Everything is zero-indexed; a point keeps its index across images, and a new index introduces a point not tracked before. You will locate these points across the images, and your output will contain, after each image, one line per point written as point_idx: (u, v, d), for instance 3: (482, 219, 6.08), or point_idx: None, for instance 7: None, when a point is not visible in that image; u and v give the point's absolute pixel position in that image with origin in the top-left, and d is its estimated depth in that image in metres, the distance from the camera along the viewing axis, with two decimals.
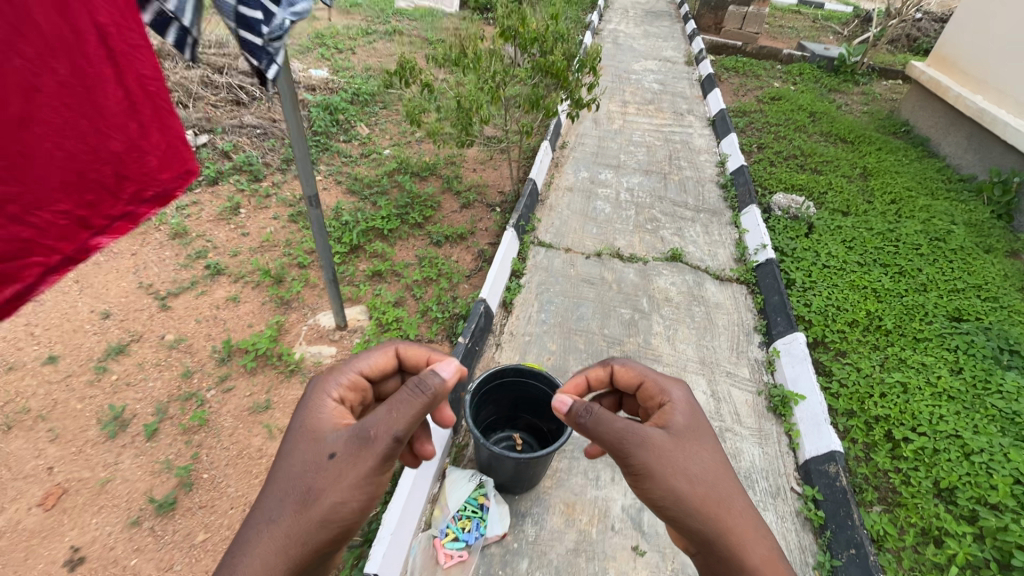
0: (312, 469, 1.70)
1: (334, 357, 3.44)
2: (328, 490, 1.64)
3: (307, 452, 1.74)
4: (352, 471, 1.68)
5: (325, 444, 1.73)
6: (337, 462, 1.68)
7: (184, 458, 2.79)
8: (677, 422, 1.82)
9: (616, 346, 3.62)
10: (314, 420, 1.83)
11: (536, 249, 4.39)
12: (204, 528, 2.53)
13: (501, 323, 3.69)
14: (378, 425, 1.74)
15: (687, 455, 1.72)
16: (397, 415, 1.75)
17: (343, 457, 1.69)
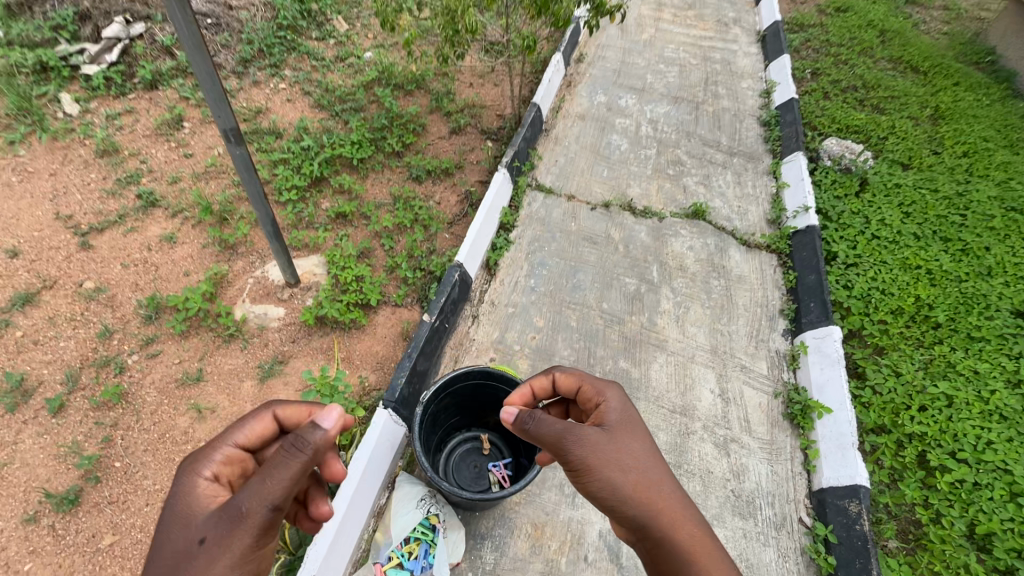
0: (178, 552, 1.20)
1: (281, 320, 2.93)
2: (197, 572, 1.14)
3: (175, 541, 1.23)
4: (222, 546, 1.16)
5: (192, 526, 1.23)
6: (208, 540, 1.18)
7: (94, 441, 2.39)
8: (611, 416, 1.67)
9: (615, 325, 3.07)
10: (183, 506, 1.31)
11: (532, 195, 3.68)
12: (111, 529, 2.19)
13: (482, 289, 3.12)
14: (257, 487, 1.23)
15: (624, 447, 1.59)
16: (264, 477, 1.23)
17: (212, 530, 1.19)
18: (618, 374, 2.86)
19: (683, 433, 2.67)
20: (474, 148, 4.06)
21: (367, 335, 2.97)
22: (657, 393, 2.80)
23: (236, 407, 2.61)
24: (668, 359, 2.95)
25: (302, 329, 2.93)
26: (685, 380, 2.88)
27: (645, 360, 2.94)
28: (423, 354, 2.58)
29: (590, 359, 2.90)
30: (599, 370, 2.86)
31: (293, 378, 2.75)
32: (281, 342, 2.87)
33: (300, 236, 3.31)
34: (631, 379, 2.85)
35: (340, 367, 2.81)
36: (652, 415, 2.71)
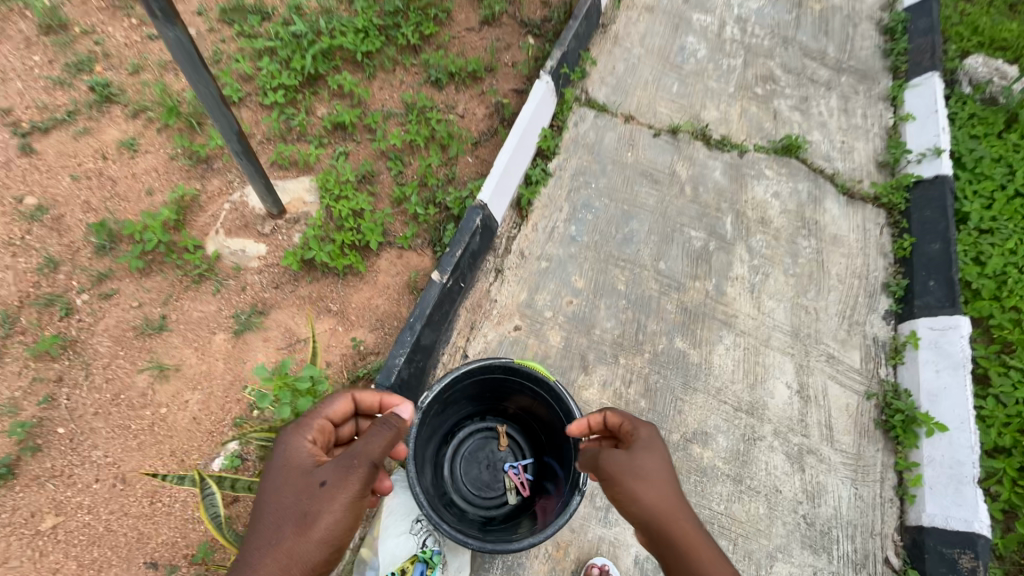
0: (295, 500, 1.39)
1: (261, 259, 2.39)
2: (321, 505, 1.35)
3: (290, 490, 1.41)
4: (338, 492, 1.37)
5: (311, 473, 1.42)
6: (320, 479, 1.40)
7: (35, 399, 2.00)
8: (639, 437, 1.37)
9: (673, 291, 2.44)
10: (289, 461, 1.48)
11: (580, 113, 2.89)
12: (54, 509, 1.86)
13: (509, 235, 2.49)
14: (358, 448, 1.43)
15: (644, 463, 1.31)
16: (362, 449, 1.41)
17: (321, 478, 1.40)
18: (673, 357, 2.28)
19: (749, 438, 2.14)
20: (509, 44, 3.20)
21: (365, 285, 2.42)
22: (720, 384, 2.25)
23: (204, 367, 2.16)
24: (736, 341, 2.36)
25: (287, 272, 2.39)
26: (756, 370, 2.30)
27: (708, 339, 2.34)
28: (430, 324, 2.02)
29: (639, 334, 2.32)
30: (649, 349, 2.29)
31: (273, 334, 2.27)
32: (261, 287, 2.36)
33: (287, 152, 2.66)
34: (688, 363, 2.28)
35: (331, 323, 2.31)
36: (712, 413, 2.18)
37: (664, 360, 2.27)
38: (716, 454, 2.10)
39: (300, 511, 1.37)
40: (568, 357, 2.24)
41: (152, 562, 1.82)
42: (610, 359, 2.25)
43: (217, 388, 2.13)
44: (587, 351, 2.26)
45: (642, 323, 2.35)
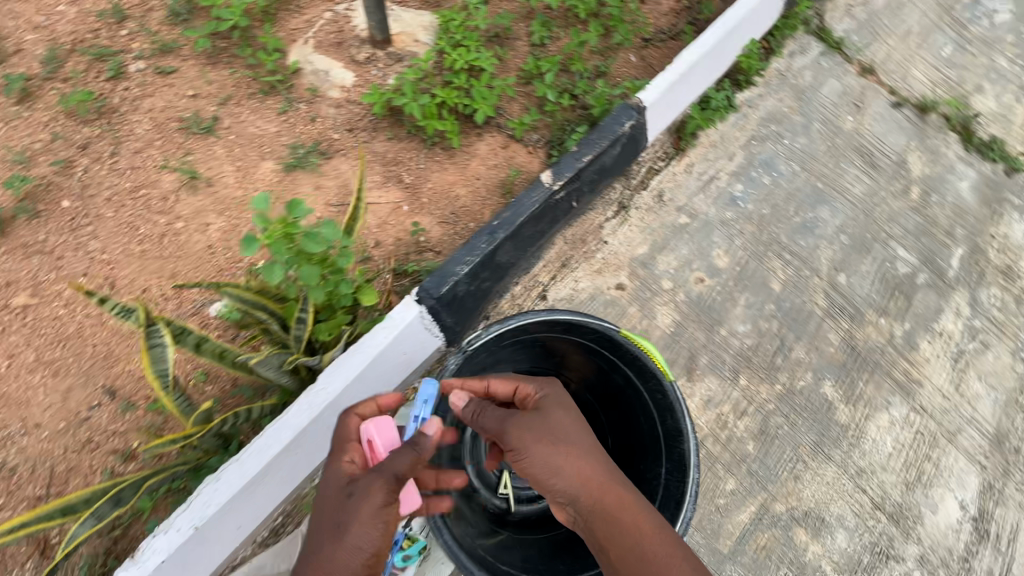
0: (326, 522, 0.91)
1: (343, 92, 1.91)
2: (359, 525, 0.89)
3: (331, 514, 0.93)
4: (381, 514, 0.90)
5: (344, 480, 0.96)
6: (364, 491, 0.91)
7: (48, 158, 1.68)
8: (548, 419, 0.99)
9: (844, 319, 1.73)
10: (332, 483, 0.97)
11: (802, 41, 2.09)
12: (31, 287, 1.58)
13: (652, 166, 1.83)
14: (407, 460, 0.94)
15: (562, 424, 1.00)
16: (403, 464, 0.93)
17: (366, 486, 0.92)
18: (813, 403, 1.63)
19: (880, 552, 1.50)
20: None
21: (452, 168, 1.89)
22: (865, 465, 1.58)
23: (241, 193, 1.77)
24: (908, 418, 1.65)
25: (365, 118, 1.90)
26: (923, 467, 1.60)
27: (870, 400, 1.65)
28: (515, 241, 1.44)
29: (777, 357, 1.67)
30: (783, 382, 1.64)
31: (328, 185, 1.82)
32: (333, 125, 1.88)
33: None
34: (831, 422, 1.61)
35: (396, 196, 1.83)
36: (840, 498, 1.54)
37: (798, 404, 1.62)
38: (826, 553, 1.49)
39: (336, 531, 0.90)
40: (672, 349, 1.64)
41: (110, 389, 1.52)
42: (727, 375, 1.62)
43: (244, 223, 1.73)
44: (699, 352, 1.64)
45: (786, 344, 1.68)
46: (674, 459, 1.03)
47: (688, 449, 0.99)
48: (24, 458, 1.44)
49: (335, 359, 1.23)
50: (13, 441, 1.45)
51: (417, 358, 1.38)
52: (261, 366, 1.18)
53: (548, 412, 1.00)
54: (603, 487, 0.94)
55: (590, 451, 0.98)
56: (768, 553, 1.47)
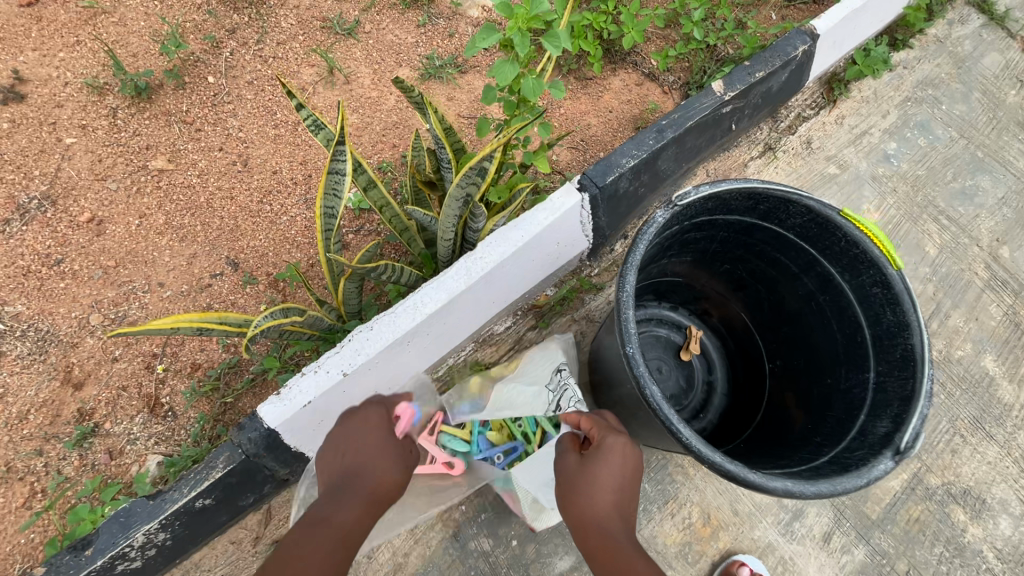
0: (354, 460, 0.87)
1: (484, 12, 1.89)
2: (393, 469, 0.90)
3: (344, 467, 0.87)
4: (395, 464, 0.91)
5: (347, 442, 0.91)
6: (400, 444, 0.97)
7: (199, 37, 1.70)
8: (604, 441, 0.92)
9: (1007, 293, 1.58)
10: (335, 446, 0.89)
11: (962, 11, 1.97)
12: (169, 154, 1.57)
13: (801, 113, 1.73)
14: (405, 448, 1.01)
15: (601, 481, 0.87)
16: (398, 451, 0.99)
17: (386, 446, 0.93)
18: (973, 376, 1.46)
19: None
20: None
21: (586, 97, 1.84)
22: None
23: (375, 94, 1.74)
24: None
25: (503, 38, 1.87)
26: None
27: None
28: (677, 150, 1.35)
29: (932, 321, 1.52)
30: (939, 348, 1.49)
31: (461, 98, 1.78)
32: (471, 41, 1.85)
33: None
34: (993, 399, 1.45)
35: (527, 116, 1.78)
36: (1003, 481, 1.36)
37: (956, 374, 1.46)
38: (987, 538, 1.31)
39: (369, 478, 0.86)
40: None
41: (233, 261, 1.48)
42: None
43: (377, 123, 1.70)
44: None
45: (942, 310, 1.53)
46: (890, 358, 0.92)
47: (919, 340, 0.87)
48: (144, 314, 1.40)
49: (498, 231, 1.16)
50: (136, 296, 1.42)
51: (563, 255, 1.29)
52: (450, 204, 1.05)
53: (605, 446, 0.91)
54: (615, 532, 0.82)
55: (606, 506, 0.85)
56: (921, 527, 1.30)
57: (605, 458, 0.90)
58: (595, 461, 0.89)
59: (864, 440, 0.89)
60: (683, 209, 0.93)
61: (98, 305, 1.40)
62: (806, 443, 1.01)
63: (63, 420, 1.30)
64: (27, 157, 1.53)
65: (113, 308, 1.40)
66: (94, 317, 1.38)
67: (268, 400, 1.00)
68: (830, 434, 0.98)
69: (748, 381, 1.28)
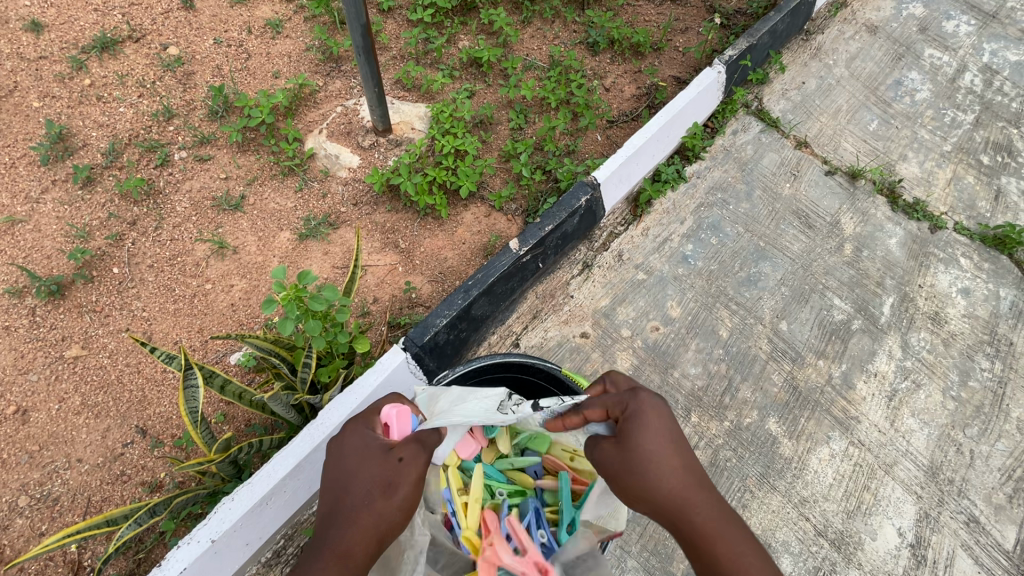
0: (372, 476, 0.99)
1: (350, 172, 2.26)
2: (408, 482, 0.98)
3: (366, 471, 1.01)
4: (419, 482, 1.00)
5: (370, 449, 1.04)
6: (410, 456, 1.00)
7: (104, 233, 2.02)
8: (631, 419, 1.03)
9: (786, 361, 1.95)
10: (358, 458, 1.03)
11: (744, 121, 2.43)
12: (82, 341, 1.86)
13: (612, 231, 2.13)
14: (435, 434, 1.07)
15: (649, 455, 0.99)
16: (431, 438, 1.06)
17: (413, 456, 1.01)
18: (759, 438, 1.82)
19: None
20: (687, 28, 2.83)
21: (442, 233, 2.20)
22: (808, 495, 1.75)
23: (261, 259, 2.06)
24: (848, 451, 1.82)
25: (368, 192, 2.24)
26: (861, 494, 1.76)
27: (811, 435, 1.84)
28: (489, 297, 1.73)
29: (725, 396, 1.87)
30: (731, 419, 1.84)
31: (335, 250, 2.10)
32: (341, 200, 2.21)
33: (414, 73, 2.46)
34: (775, 455, 1.80)
35: (392, 258, 2.12)
36: (785, 525, 1.70)
37: (745, 439, 1.81)
38: None
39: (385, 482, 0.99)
40: None
41: (142, 429, 1.75)
42: (680, 412, 1.83)
43: (263, 284, 2.01)
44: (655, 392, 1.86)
45: (733, 384, 1.90)
46: None
47: None
48: (66, 489, 1.66)
49: (335, 400, 1.48)
50: (58, 474, 1.67)
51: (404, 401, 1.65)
52: (272, 402, 1.36)
53: (635, 419, 1.03)
54: (691, 490, 0.97)
55: (669, 475, 0.98)
56: None
57: (642, 432, 1.01)
58: (633, 437, 1.01)
59: None
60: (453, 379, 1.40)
61: (25, 487, 1.66)
62: None
63: None
64: None
65: (39, 488, 1.66)
66: (23, 498, 1.64)
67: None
68: None
69: None
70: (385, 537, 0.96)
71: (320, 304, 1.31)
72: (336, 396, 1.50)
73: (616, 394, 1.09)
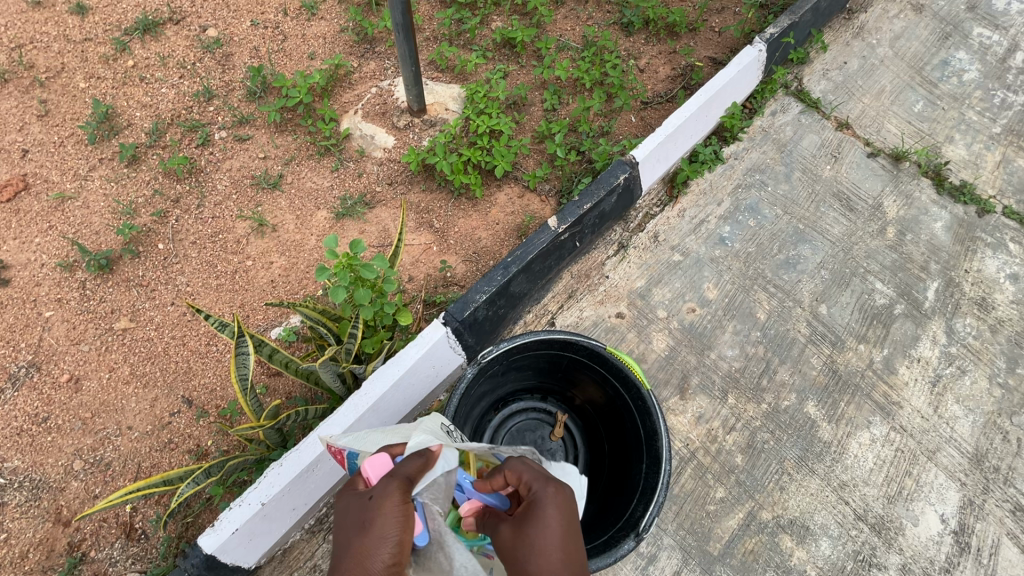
0: (351, 530, 0.89)
1: (385, 153, 2.27)
2: (389, 516, 0.88)
3: (348, 526, 0.91)
4: (401, 509, 0.88)
5: (353, 502, 0.95)
6: (381, 491, 0.91)
7: (149, 211, 2.07)
8: (540, 502, 0.96)
9: (825, 345, 1.92)
10: (343, 518, 0.94)
11: (783, 102, 2.38)
12: (130, 314, 1.91)
13: (648, 212, 2.11)
14: (417, 463, 0.96)
15: (543, 544, 0.91)
16: (416, 466, 0.95)
17: (385, 487, 0.92)
18: (797, 421, 1.80)
19: (862, 559, 1.63)
20: (724, 7, 2.77)
21: (476, 213, 2.20)
22: (847, 479, 1.73)
23: (299, 237, 2.09)
24: (889, 437, 1.79)
25: (402, 172, 2.25)
26: (903, 479, 1.73)
27: (851, 419, 1.81)
28: (528, 273, 1.73)
29: (762, 379, 1.85)
30: (769, 401, 1.82)
31: (371, 230, 2.12)
32: (377, 179, 2.23)
33: (448, 54, 2.46)
34: (815, 438, 1.78)
35: (427, 238, 2.13)
36: (823, 509, 1.68)
37: (783, 422, 1.79)
38: (811, 559, 1.62)
39: (367, 526, 0.88)
40: (667, 370, 1.85)
41: (188, 399, 1.80)
42: (716, 394, 1.82)
43: (301, 261, 2.04)
44: (691, 373, 1.85)
45: (771, 367, 1.87)
46: (654, 454, 1.32)
47: (662, 444, 1.28)
48: (118, 455, 1.72)
49: (378, 372, 1.51)
50: (110, 440, 1.73)
51: (443, 375, 1.66)
52: (324, 370, 1.38)
53: (539, 501, 0.97)
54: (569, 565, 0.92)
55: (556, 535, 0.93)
56: (754, 556, 1.61)
57: (542, 512, 0.95)
58: (541, 517, 0.94)
59: (629, 519, 1.29)
60: (496, 355, 1.39)
61: (80, 452, 1.72)
62: (609, 520, 1.38)
63: (57, 553, 1.60)
64: (14, 332, 1.87)
65: (93, 452, 1.72)
66: (77, 462, 1.70)
67: (201, 538, 1.31)
68: (620, 512, 1.36)
69: (590, 465, 1.62)
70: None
71: (371, 273, 1.32)
72: (378, 369, 1.52)
73: (534, 472, 1.01)
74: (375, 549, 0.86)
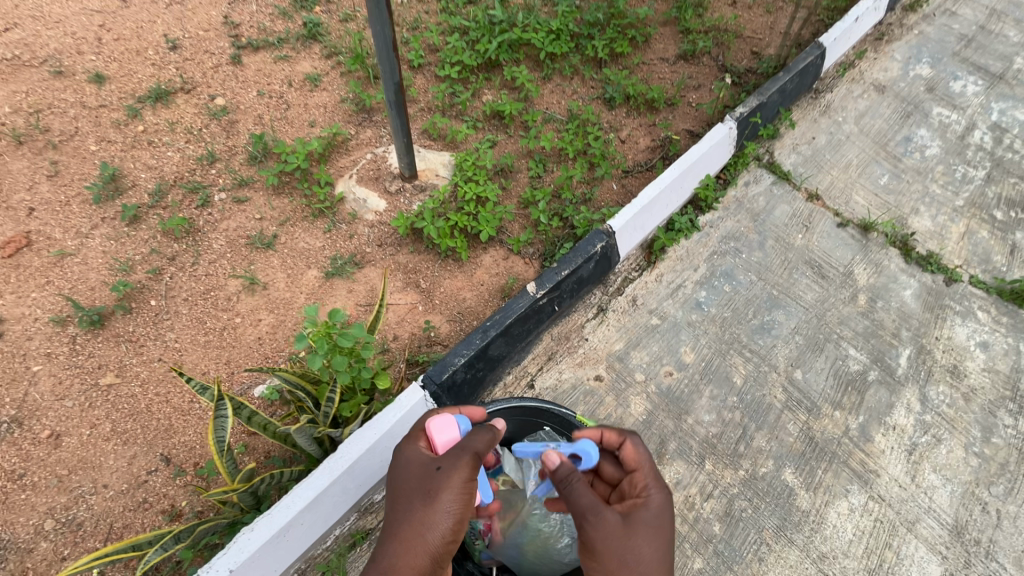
0: (414, 493, 1.12)
1: (377, 215, 2.38)
2: (450, 492, 1.10)
3: (409, 482, 1.14)
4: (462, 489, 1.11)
5: (421, 458, 1.16)
6: (450, 465, 1.11)
7: (145, 267, 2.15)
8: (651, 501, 1.18)
9: (802, 411, 1.94)
10: (404, 471, 1.16)
11: (755, 173, 2.52)
12: (116, 369, 1.94)
13: (627, 276, 2.19)
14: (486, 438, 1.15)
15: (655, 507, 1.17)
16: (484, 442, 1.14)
17: (456, 461, 1.12)
18: (775, 489, 1.80)
19: None
20: (700, 85, 2.98)
21: (461, 274, 2.27)
22: (827, 550, 1.71)
23: (289, 295, 2.15)
24: (868, 506, 1.79)
25: (393, 235, 2.35)
26: (883, 551, 1.71)
27: (829, 488, 1.81)
28: (507, 337, 1.79)
29: (740, 444, 1.87)
30: (746, 468, 1.83)
31: (359, 289, 2.19)
32: (367, 241, 2.32)
33: (440, 124, 2.62)
34: (793, 506, 1.77)
35: (413, 297, 2.20)
36: None
37: (761, 489, 1.79)
38: None
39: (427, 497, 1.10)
40: (645, 435, 1.87)
41: (166, 457, 1.80)
42: (694, 459, 1.83)
43: (289, 319, 2.10)
44: (669, 439, 1.86)
45: (748, 433, 1.89)
46: None
47: None
48: (90, 514, 1.69)
49: (354, 436, 1.53)
50: (83, 499, 1.72)
51: None
52: (296, 435, 1.42)
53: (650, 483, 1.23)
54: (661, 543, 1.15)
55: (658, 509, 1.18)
56: None
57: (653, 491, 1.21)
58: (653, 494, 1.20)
59: None
60: None
61: (51, 511, 1.70)
62: None
63: None
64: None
65: (65, 512, 1.70)
66: (48, 522, 1.68)
67: None
68: None
69: None
70: (434, 556, 1.09)
71: (348, 340, 1.41)
72: (355, 432, 1.54)
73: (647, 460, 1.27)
74: (430, 527, 1.09)
